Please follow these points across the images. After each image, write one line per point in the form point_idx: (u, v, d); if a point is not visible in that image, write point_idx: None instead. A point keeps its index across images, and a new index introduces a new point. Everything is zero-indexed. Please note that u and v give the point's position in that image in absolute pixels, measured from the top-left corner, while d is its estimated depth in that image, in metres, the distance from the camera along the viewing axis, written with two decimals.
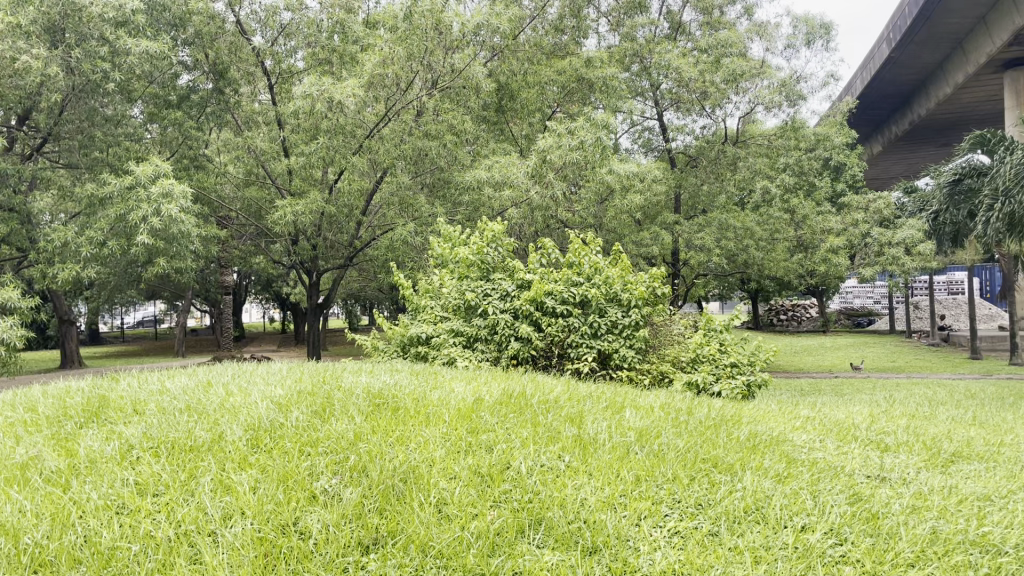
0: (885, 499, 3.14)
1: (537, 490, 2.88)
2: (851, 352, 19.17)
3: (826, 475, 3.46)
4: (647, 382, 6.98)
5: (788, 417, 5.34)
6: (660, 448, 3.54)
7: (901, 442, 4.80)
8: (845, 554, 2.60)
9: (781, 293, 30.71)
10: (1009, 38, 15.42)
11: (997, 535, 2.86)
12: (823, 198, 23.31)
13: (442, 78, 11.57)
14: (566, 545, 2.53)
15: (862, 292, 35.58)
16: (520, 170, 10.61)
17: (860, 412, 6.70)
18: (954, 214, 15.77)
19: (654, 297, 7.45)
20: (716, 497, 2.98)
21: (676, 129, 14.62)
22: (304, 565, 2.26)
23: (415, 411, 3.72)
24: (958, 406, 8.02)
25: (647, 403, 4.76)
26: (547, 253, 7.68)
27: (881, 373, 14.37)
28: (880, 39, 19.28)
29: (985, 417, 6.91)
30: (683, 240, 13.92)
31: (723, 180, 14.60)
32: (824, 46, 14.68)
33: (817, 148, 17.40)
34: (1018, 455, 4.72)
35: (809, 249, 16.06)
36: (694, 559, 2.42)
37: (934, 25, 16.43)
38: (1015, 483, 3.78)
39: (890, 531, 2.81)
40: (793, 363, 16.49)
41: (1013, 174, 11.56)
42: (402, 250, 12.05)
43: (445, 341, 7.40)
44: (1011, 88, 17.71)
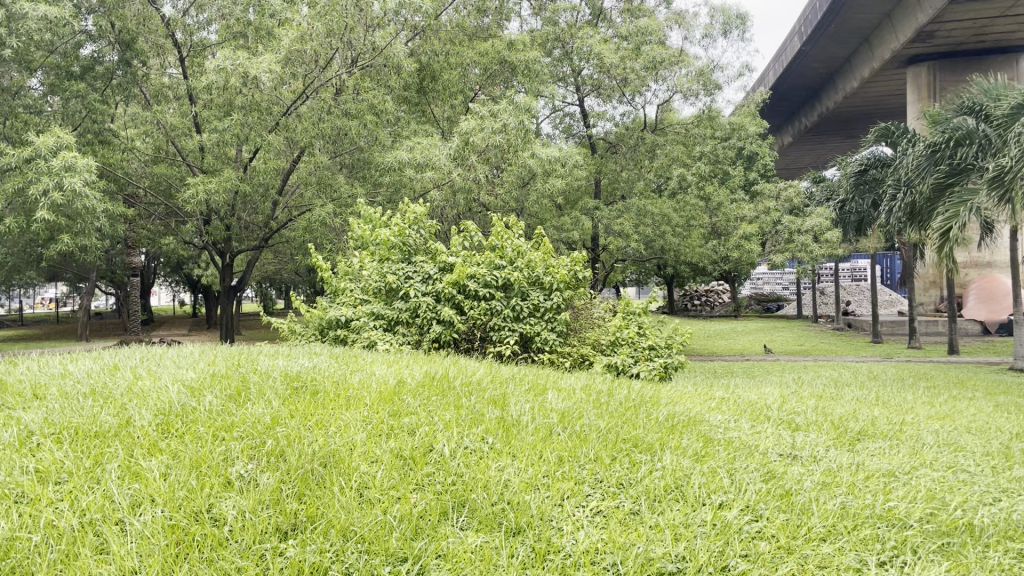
0: (797, 477, 3.26)
1: (460, 472, 2.85)
2: (761, 336, 19.73)
3: (741, 453, 3.56)
4: (568, 365, 7.01)
5: (703, 398, 5.49)
6: (581, 429, 3.57)
7: (810, 422, 4.98)
8: (761, 529, 2.66)
9: (697, 278, 31.40)
10: (912, 34, 16.12)
11: (902, 510, 2.94)
12: (736, 185, 23.94)
13: (363, 56, 11.29)
14: (490, 527, 2.51)
15: (772, 280, 36.89)
16: (442, 153, 10.60)
17: (771, 393, 6.93)
18: (859, 203, 16.41)
19: (575, 281, 7.53)
20: (638, 477, 3.02)
21: (597, 116, 14.75)
22: (219, 552, 2.18)
23: (335, 394, 3.65)
24: (862, 387, 8.37)
25: (570, 384, 4.80)
26: (469, 236, 7.61)
27: (790, 356, 14.80)
28: (791, 34, 19.89)
29: (890, 398, 7.22)
30: (602, 225, 14.08)
31: (641, 167, 14.87)
32: (740, 36, 14.96)
33: (731, 137, 17.87)
34: (918, 433, 4.96)
35: (723, 236, 16.25)
36: (616, 538, 2.45)
37: (843, 20, 17.01)
38: (918, 460, 3.95)
39: (802, 507, 2.90)
40: (707, 347, 16.88)
41: (916, 166, 12.00)
42: (320, 232, 11.80)
43: (365, 325, 7.28)
44: (912, 83, 18.53)
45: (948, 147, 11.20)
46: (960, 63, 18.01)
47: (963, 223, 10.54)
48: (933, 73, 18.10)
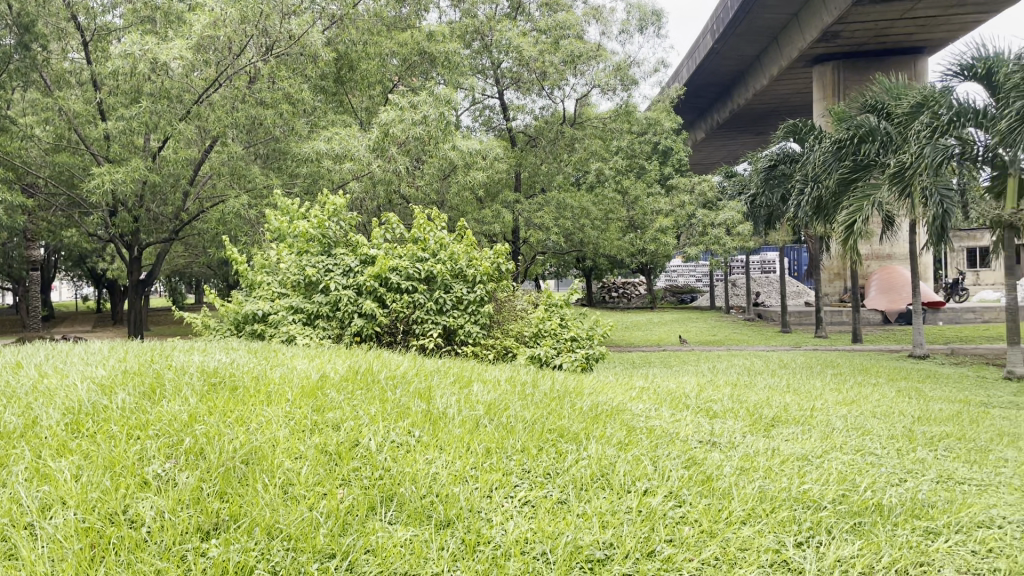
0: (717, 462, 3.36)
1: (388, 466, 2.82)
2: (676, 327, 20.18)
3: (663, 441, 3.64)
4: (491, 357, 7.03)
5: (624, 388, 5.59)
6: (508, 421, 3.58)
7: (727, 409, 5.13)
8: (685, 514, 2.73)
9: (614, 271, 31.89)
10: (817, 35, 16.75)
11: (816, 492, 3.05)
12: (653, 178, 24.38)
13: (277, 43, 10.93)
14: (419, 520, 2.50)
15: (686, 272, 37.75)
16: (360, 143, 10.44)
17: (689, 382, 7.11)
18: (769, 197, 16.98)
19: (498, 273, 7.55)
20: (565, 467, 3.05)
21: (516, 109, 14.79)
22: (137, 555, 2.10)
23: (255, 390, 3.56)
24: (773, 375, 8.67)
25: (494, 377, 4.83)
26: (390, 228, 7.52)
27: (704, 346, 15.18)
28: (704, 31, 20.38)
29: (799, 385, 7.52)
30: (523, 218, 14.17)
31: (560, 160, 15.02)
32: (656, 33, 15.19)
33: (648, 132, 18.19)
34: (827, 418, 5.17)
35: (640, 229, 16.49)
36: (545, 527, 2.47)
37: (753, 19, 17.54)
38: (829, 445, 4.12)
39: (723, 492, 2.99)
40: (624, 338, 17.15)
41: (822, 162, 12.49)
42: (234, 224, 11.49)
43: (283, 319, 7.10)
44: (818, 82, 19.25)
45: (852, 144, 11.70)
46: (863, 64, 18.80)
47: (866, 217, 11.03)
48: (837, 73, 18.83)
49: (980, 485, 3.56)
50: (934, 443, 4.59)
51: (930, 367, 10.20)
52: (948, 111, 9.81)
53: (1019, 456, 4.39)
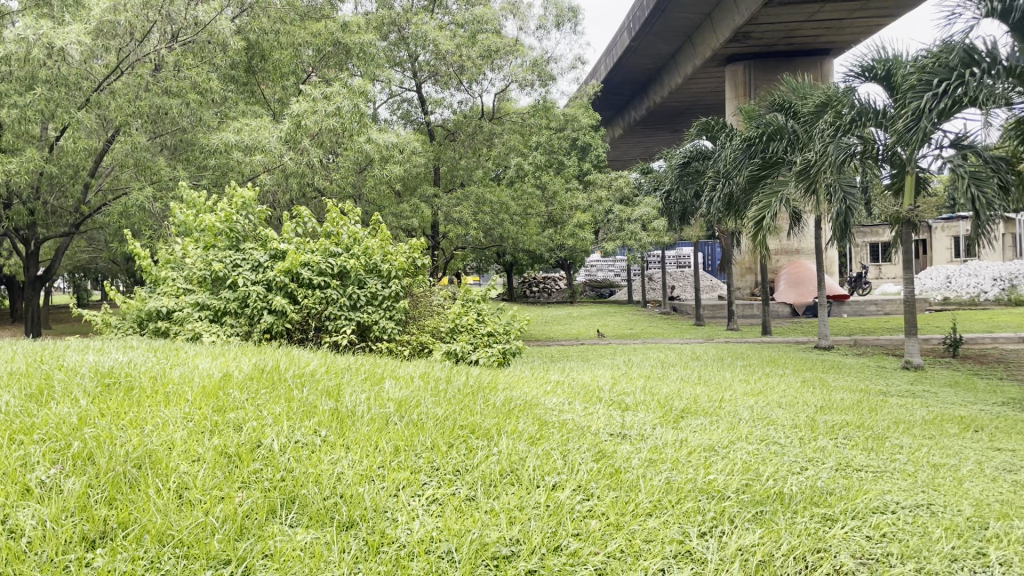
0: (626, 455, 3.39)
1: (290, 467, 2.73)
2: (594, 321, 20.43)
3: (574, 435, 3.65)
4: (407, 353, 6.96)
5: (539, 382, 5.60)
6: (418, 418, 3.53)
7: (639, 401, 5.20)
8: (592, 508, 2.73)
9: (534, 266, 32.04)
10: (729, 35, 17.18)
11: (721, 482, 3.11)
12: (572, 174, 24.59)
13: (183, 31, 10.74)
14: (321, 522, 2.42)
15: (605, 266, 38.23)
16: (272, 135, 10.15)
17: (604, 375, 7.20)
18: (683, 193, 17.33)
19: (414, 268, 7.47)
20: (474, 463, 3.02)
21: (435, 103, 14.64)
22: (14, 567, 1.97)
23: (152, 391, 3.40)
24: (686, 367, 8.85)
25: (407, 372, 4.75)
26: (302, 222, 7.36)
27: (621, 340, 15.39)
28: (621, 29, 20.60)
29: (709, 376, 7.70)
30: (441, 213, 14.10)
31: (479, 155, 14.98)
32: (573, 29, 15.28)
33: (566, 128, 18.33)
34: (735, 408, 5.31)
35: (558, 224, 16.37)
36: (451, 525, 2.43)
37: (669, 18, 17.88)
38: (736, 435, 4.21)
39: (632, 484, 3.02)
40: (544, 332, 17.26)
41: (734, 159, 12.79)
42: (139, 218, 11.05)
43: (189, 316, 6.85)
44: (730, 81, 19.74)
45: (761, 142, 12.02)
46: (772, 64, 19.34)
47: (775, 213, 11.37)
48: (748, 73, 19.34)
49: (876, 471, 3.69)
50: (835, 431, 4.75)
51: (834, 358, 10.59)
52: (851, 111, 10.05)
53: (913, 443, 4.58)
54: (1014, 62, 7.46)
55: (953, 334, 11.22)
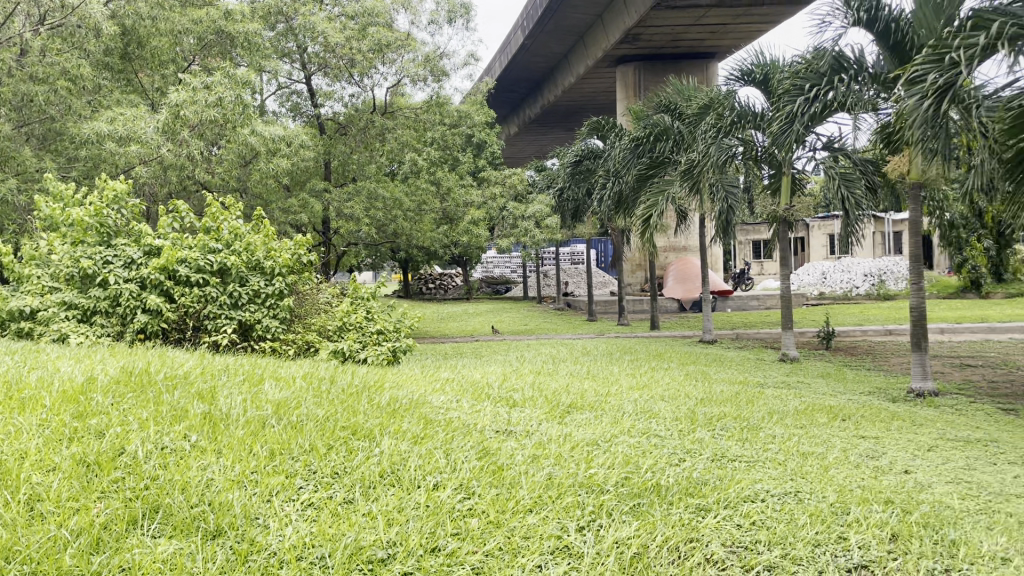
0: (509, 452, 3.39)
1: (155, 475, 2.59)
2: (489, 317, 20.49)
3: (459, 433, 3.62)
4: (291, 353, 6.78)
5: (428, 380, 5.54)
6: (298, 420, 3.42)
7: (527, 397, 5.23)
8: (472, 507, 2.72)
9: (430, 262, 31.84)
10: (619, 36, 17.54)
11: (601, 476, 3.15)
12: (467, 170, 24.57)
13: (51, 13, 10.09)
14: (186, 533, 2.31)
15: (501, 263, 38.35)
16: (148, 125, 9.67)
17: (494, 371, 7.21)
18: (575, 190, 17.58)
19: (300, 265, 7.28)
20: (355, 465, 2.95)
21: (325, 95, 14.30)
22: None
23: (5, 397, 3.18)
24: (577, 362, 8.97)
25: (288, 373, 4.61)
26: (180, 217, 7.04)
27: (515, 336, 15.48)
28: (514, 27, 20.69)
29: (598, 371, 7.83)
30: (332, 209, 13.81)
31: (372, 150, 14.65)
32: (465, 25, 15.25)
33: (461, 124, 18.29)
34: (620, 403, 5.40)
35: (453, 221, 16.31)
36: (325, 530, 2.37)
37: (561, 17, 18.12)
38: (619, 429, 4.29)
39: (513, 481, 3.02)
40: (438, 329, 17.17)
41: (622, 158, 13.05)
42: (3, 211, 10.33)
43: (54, 316, 6.45)
44: (620, 82, 20.15)
45: (649, 142, 12.31)
46: (660, 66, 19.87)
47: (661, 212, 11.68)
48: (638, 74, 19.80)
49: (749, 461, 3.83)
50: (712, 423, 4.91)
51: (716, 351, 10.97)
52: (732, 113, 10.37)
53: (785, 433, 4.79)
54: (878, 70, 7.98)
55: (827, 327, 11.78)
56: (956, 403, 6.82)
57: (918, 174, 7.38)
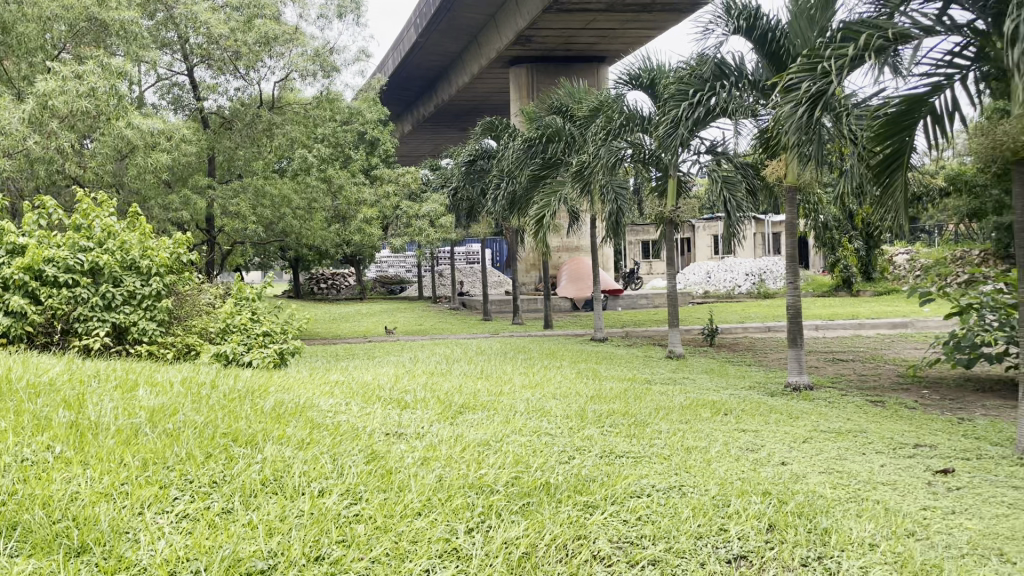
0: (398, 455, 3.33)
1: (13, 491, 2.41)
2: (383, 317, 20.21)
3: (346, 437, 3.53)
4: (171, 356, 6.49)
5: (316, 383, 5.39)
6: (175, 427, 3.26)
7: (419, 398, 5.17)
8: (359, 512, 2.65)
9: (322, 262, 31.15)
10: (512, 37, 17.65)
11: (491, 476, 3.13)
12: (359, 168, 24.15)
13: None
14: (46, 551, 2.16)
15: (395, 263, 37.90)
16: (12, 115, 9.04)
17: (386, 373, 7.10)
18: (469, 190, 17.56)
19: (180, 265, 6.97)
20: (234, 474, 2.83)
21: (209, 89, 13.73)
22: None
23: None
24: (471, 362, 8.94)
25: (166, 378, 4.39)
26: (47, 214, 6.62)
27: (408, 336, 15.31)
28: (407, 25, 20.52)
29: (492, 371, 7.83)
30: (217, 206, 13.31)
31: (259, 146, 14.13)
32: (355, 21, 14.99)
33: (352, 121, 17.97)
34: (512, 402, 5.41)
35: (344, 219, 16.01)
36: (201, 542, 2.27)
37: (454, 16, 18.07)
38: (511, 428, 4.30)
39: (401, 484, 2.97)
40: (330, 330, 16.81)
41: (515, 158, 13.12)
42: None
43: None
44: (514, 83, 20.26)
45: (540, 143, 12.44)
46: (553, 68, 20.09)
47: (553, 212, 11.81)
48: (531, 76, 19.95)
49: (636, 457, 3.91)
50: (602, 420, 4.99)
51: (607, 350, 11.17)
52: (620, 116, 10.58)
53: (670, 428, 4.91)
54: (757, 77, 8.31)
55: (711, 326, 12.18)
56: (829, 397, 7.18)
57: (794, 178, 7.73)
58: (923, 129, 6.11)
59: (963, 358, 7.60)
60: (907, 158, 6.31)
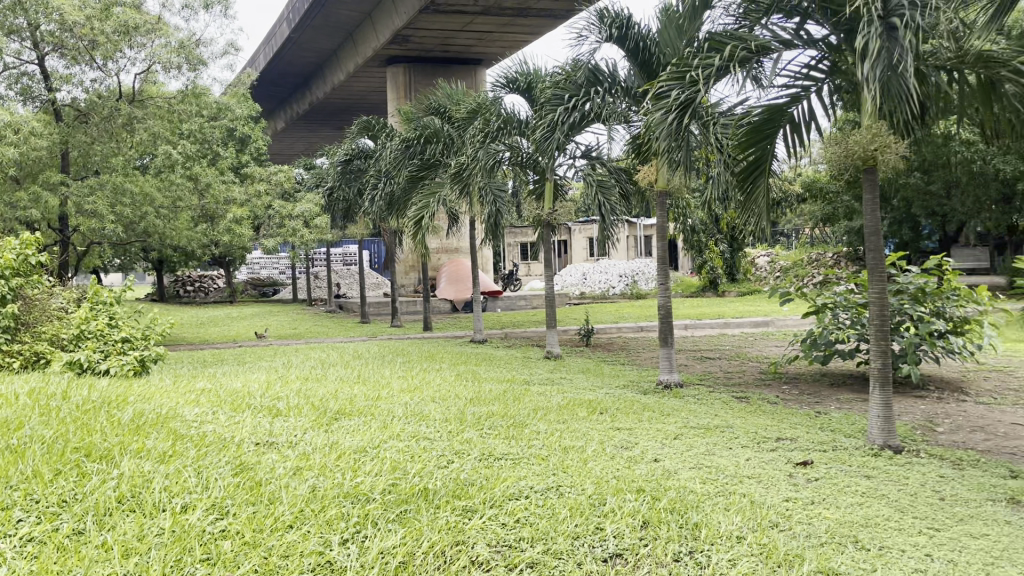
0: (269, 465, 3.20)
1: None
2: (255, 321, 19.51)
3: (213, 448, 3.37)
4: (17, 366, 6.01)
5: (181, 392, 5.12)
6: (20, 443, 3.01)
7: (292, 405, 5.00)
8: (226, 528, 2.52)
9: (189, 263, 29.78)
10: (389, 36, 17.44)
11: (367, 484, 3.05)
12: (229, 166, 23.23)
13: None
14: None
15: (268, 264, 36.68)
16: None
17: (257, 379, 6.82)
18: (345, 190, 17.23)
19: (27, 267, 6.47)
20: (85, 492, 2.63)
21: (62, 79, 12.84)
22: None
23: None
24: (347, 366, 8.73)
25: (10, 390, 4.06)
26: None
27: (282, 340, 14.83)
28: (280, 20, 19.93)
29: (369, 375, 7.66)
30: (71, 204, 12.47)
31: (118, 141, 13.32)
32: (223, 13, 14.39)
33: (221, 117, 17.26)
34: (390, 407, 5.32)
35: (213, 219, 15.35)
36: (48, 568, 2.09)
37: (329, 13, 17.68)
38: (388, 434, 4.22)
39: (271, 496, 2.85)
40: (197, 335, 16.07)
41: (393, 159, 12.98)
42: None
43: None
44: (391, 82, 20.01)
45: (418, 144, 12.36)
46: (430, 69, 19.97)
47: (432, 214, 11.75)
48: (408, 76, 19.76)
49: (514, 459, 3.92)
50: (481, 422, 4.97)
51: (486, 351, 11.19)
52: (498, 119, 10.62)
53: (548, 428, 4.96)
54: (629, 84, 8.54)
55: (587, 326, 12.40)
56: (698, 393, 7.45)
57: (666, 183, 7.99)
58: (783, 137, 6.45)
59: (819, 355, 8.07)
60: (769, 165, 6.63)
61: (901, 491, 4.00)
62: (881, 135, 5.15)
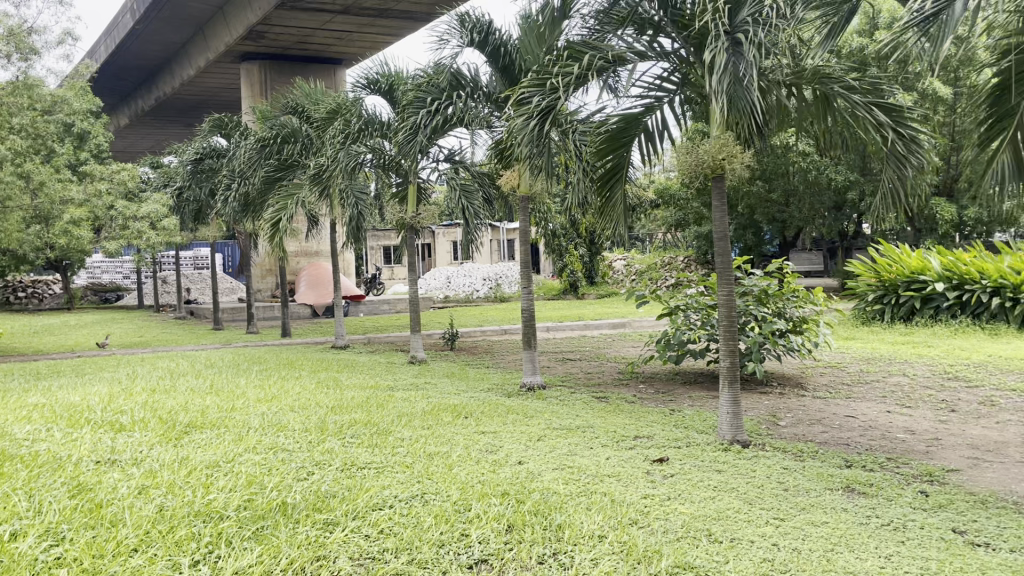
0: (111, 485, 2.99)
1: None
2: (96, 329, 18.28)
3: (47, 470, 3.11)
4: None
5: (9, 408, 4.71)
6: None
7: (137, 419, 4.70)
8: (60, 555, 2.33)
9: (21, 268, 27.53)
10: (242, 32, 16.81)
11: (220, 501, 2.90)
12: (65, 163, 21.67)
13: None
14: None
15: (111, 268, 34.45)
16: None
17: (99, 392, 6.38)
18: (196, 191, 16.46)
19: None
20: None
21: None
22: None
23: None
24: (198, 376, 8.31)
25: None
26: None
27: (126, 349, 13.96)
28: (123, 10, 18.80)
29: (222, 385, 7.33)
30: None
31: None
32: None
33: (56, 111, 16.09)
34: (246, 418, 5.10)
35: (47, 220, 14.27)
36: None
37: (177, 4, 16.84)
38: (243, 447, 4.04)
39: (114, 518, 2.66)
40: (29, 345, 14.87)
41: (248, 158, 12.51)
42: None
43: None
44: (245, 79, 19.28)
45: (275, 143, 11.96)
46: (287, 67, 19.40)
47: (290, 216, 11.39)
48: (264, 73, 19.11)
49: (377, 468, 3.84)
50: (342, 431, 4.85)
51: (347, 357, 10.96)
52: (358, 121, 10.41)
53: (412, 435, 4.90)
54: (491, 89, 8.59)
55: (451, 330, 12.38)
56: (560, 395, 7.59)
57: (527, 188, 8.11)
58: (637, 145, 6.68)
59: (672, 355, 8.41)
60: (624, 172, 6.85)
61: (749, 483, 4.22)
62: (728, 145, 5.43)
